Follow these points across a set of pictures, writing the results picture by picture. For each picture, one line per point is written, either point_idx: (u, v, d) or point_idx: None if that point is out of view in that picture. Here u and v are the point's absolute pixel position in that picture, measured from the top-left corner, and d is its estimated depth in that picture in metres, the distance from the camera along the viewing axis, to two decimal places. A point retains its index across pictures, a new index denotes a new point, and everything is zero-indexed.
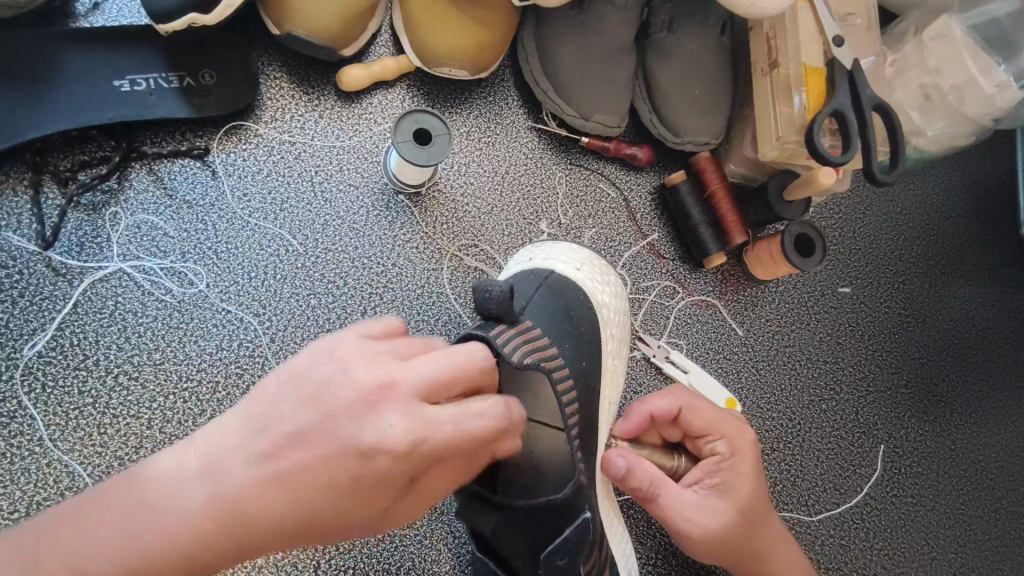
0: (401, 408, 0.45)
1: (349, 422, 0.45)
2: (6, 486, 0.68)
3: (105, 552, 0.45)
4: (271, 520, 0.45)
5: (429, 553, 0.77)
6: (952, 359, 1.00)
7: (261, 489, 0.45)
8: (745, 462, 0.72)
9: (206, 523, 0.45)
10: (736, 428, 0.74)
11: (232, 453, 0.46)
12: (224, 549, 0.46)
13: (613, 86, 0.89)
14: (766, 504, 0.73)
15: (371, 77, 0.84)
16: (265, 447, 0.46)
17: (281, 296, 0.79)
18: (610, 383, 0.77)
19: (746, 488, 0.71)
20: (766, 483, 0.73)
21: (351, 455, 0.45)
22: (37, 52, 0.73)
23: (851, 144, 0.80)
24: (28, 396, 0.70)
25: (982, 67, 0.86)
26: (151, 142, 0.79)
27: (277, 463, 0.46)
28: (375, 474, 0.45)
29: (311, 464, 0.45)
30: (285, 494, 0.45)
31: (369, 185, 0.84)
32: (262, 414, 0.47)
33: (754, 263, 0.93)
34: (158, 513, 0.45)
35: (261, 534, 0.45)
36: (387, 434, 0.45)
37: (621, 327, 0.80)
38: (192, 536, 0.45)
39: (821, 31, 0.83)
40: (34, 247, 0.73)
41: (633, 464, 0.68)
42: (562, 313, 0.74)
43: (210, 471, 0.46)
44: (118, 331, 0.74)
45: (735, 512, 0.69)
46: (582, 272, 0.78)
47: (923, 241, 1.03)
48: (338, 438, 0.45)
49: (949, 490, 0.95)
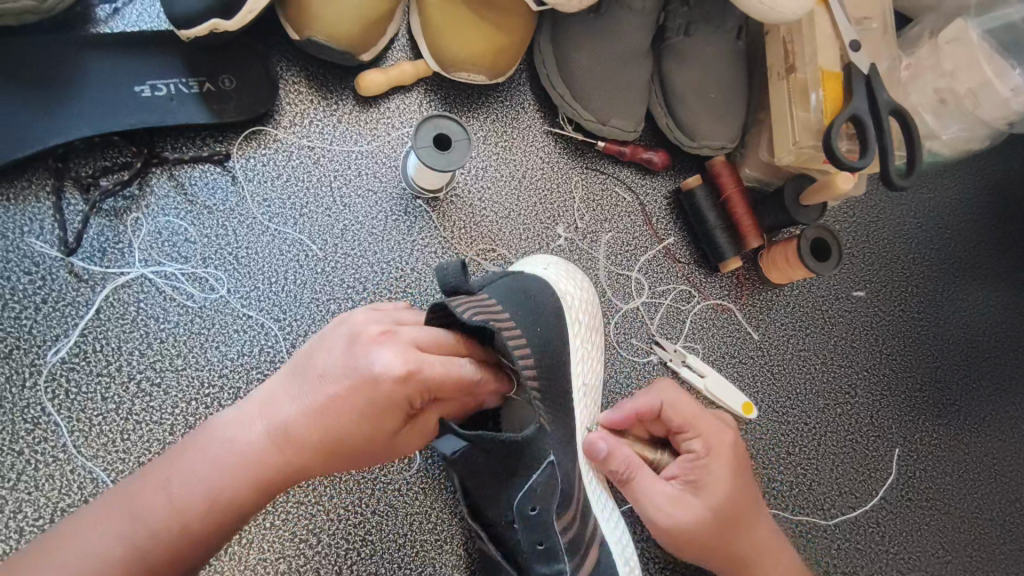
0: (400, 347, 0.60)
1: (361, 358, 0.59)
2: (30, 492, 0.68)
3: (193, 482, 0.53)
4: (319, 441, 0.57)
5: (450, 558, 0.77)
6: (966, 363, 1.01)
7: (308, 416, 0.57)
8: (720, 460, 0.69)
9: (272, 449, 0.55)
10: (713, 428, 0.71)
11: (280, 397, 0.58)
12: (287, 469, 0.56)
13: (629, 90, 0.89)
14: (745, 504, 0.70)
15: (389, 82, 0.84)
16: (305, 389, 0.58)
17: (301, 301, 0.79)
18: (590, 373, 0.74)
19: (721, 487, 0.68)
20: (744, 483, 0.71)
21: (366, 382, 0.58)
22: (59, 58, 0.73)
23: (868, 149, 0.80)
24: (52, 403, 0.70)
25: (998, 71, 0.85)
26: (172, 147, 0.79)
27: (316, 396, 0.57)
28: (388, 395, 0.58)
29: (339, 392, 0.57)
30: (326, 418, 0.57)
31: (387, 190, 0.84)
32: (299, 368, 0.60)
33: (769, 266, 0.93)
34: (230, 449, 0.55)
35: (313, 453, 0.57)
36: (389, 362, 0.58)
37: (593, 316, 0.76)
38: (261, 461, 0.55)
39: (838, 35, 0.83)
40: (56, 253, 0.74)
41: (617, 451, 0.66)
42: (523, 296, 0.69)
43: (265, 413, 0.57)
44: (140, 336, 0.74)
45: (709, 509, 0.67)
46: (544, 268, 0.75)
47: (937, 245, 1.04)
48: (354, 370, 0.58)
49: (963, 493, 0.96)
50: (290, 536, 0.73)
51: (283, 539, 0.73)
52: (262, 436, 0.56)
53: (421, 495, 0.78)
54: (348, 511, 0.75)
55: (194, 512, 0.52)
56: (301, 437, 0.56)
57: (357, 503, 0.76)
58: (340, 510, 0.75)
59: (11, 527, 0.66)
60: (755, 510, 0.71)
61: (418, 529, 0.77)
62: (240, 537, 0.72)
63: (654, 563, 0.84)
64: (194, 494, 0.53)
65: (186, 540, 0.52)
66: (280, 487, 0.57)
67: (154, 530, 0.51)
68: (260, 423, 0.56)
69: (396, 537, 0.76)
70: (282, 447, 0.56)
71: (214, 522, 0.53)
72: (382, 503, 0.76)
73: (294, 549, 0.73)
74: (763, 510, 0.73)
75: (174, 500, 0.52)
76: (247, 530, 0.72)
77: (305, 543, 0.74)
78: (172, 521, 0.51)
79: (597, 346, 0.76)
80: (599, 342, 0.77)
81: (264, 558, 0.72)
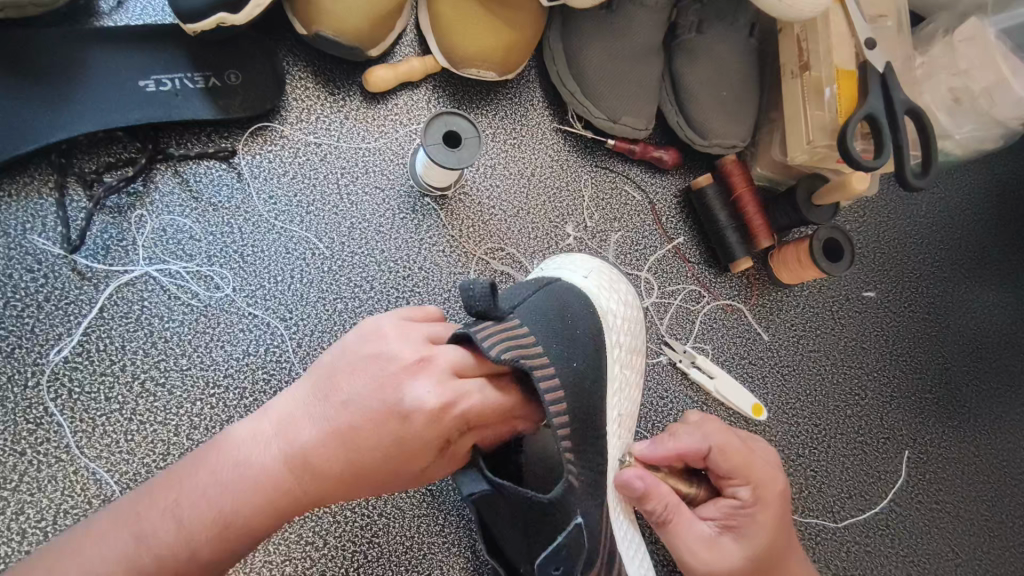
0: (435, 379, 0.58)
1: (394, 389, 0.57)
2: (33, 493, 0.67)
3: (205, 506, 0.52)
4: (339, 471, 0.56)
5: (458, 560, 0.76)
6: (976, 365, 1.00)
7: (330, 445, 0.55)
8: (766, 511, 0.66)
9: (289, 477, 0.54)
10: (763, 475, 0.67)
11: (300, 419, 0.56)
12: (303, 495, 0.55)
13: (641, 87, 0.88)
14: (786, 551, 0.67)
15: (398, 78, 0.83)
16: (327, 414, 0.56)
17: (307, 300, 0.78)
18: (628, 394, 0.74)
19: (765, 535, 0.65)
20: (787, 529, 0.68)
21: (397, 415, 0.57)
22: (62, 52, 0.72)
23: (884, 148, 0.79)
24: (55, 403, 0.69)
25: (1013, 70, 0.85)
26: (177, 143, 0.78)
27: (341, 424, 0.56)
28: (420, 430, 0.57)
29: (367, 423, 0.56)
30: (350, 449, 0.56)
31: (395, 188, 0.83)
32: (324, 389, 0.58)
33: (780, 266, 0.92)
34: (245, 472, 0.54)
35: (333, 483, 0.56)
36: (426, 397, 0.57)
37: (633, 336, 0.76)
38: (276, 488, 0.54)
39: (854, 33, 0.82)
40: (59, 251, 0.72)
41: (654, 490, 0.64)
42: (559, 318, 0.68)
43: (285, 436, 0.55)
44: (145, 335, 0.73)
45: (750, 558, 0.64)
46: (584, 281, 0.74)
47: (948, 245, 1.02)
48: (386, 401, 0.57)
49: (973, 495, 0.95)
50: (296, 538, 0.72)
51: (289, 541, 0.72)
52: (279, 462, 0.54)
53: (428, 497, 0.77)
54: (354, 512, 0.74)
55: (202, 537, 0.52)
56: (319, 464, 0.55)
57: (363, 505, 0.75)
58: (346, 512, 0.74)
59: (13, 529, 0.65)
60: (796, 554, 0.68)
61: (426, 532, 0.76)
62: None
63: (663, 565, 0.83)
64: (204, 519, 0.52)
65: (192, 562, 0.52)
66: (293, 512, 0.56)
67: (160, 553, 0.51)
68: (277, 446, 0.55)
69: (403, 539, 0.75)
70: (300, 475, 0.54)
71: (222, 545, 0.53)
72: (389, 505, 0.75)
73: (299, 552, 0.72)
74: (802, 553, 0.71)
75: (184, 524, 0.51)
76: None
77: (312, 545, 0.73)
78: (180, 545, 0.51)
79: (636, 368, 0.76)
80: (638, 363, 0.77)
81: (269, 560, 0.71)
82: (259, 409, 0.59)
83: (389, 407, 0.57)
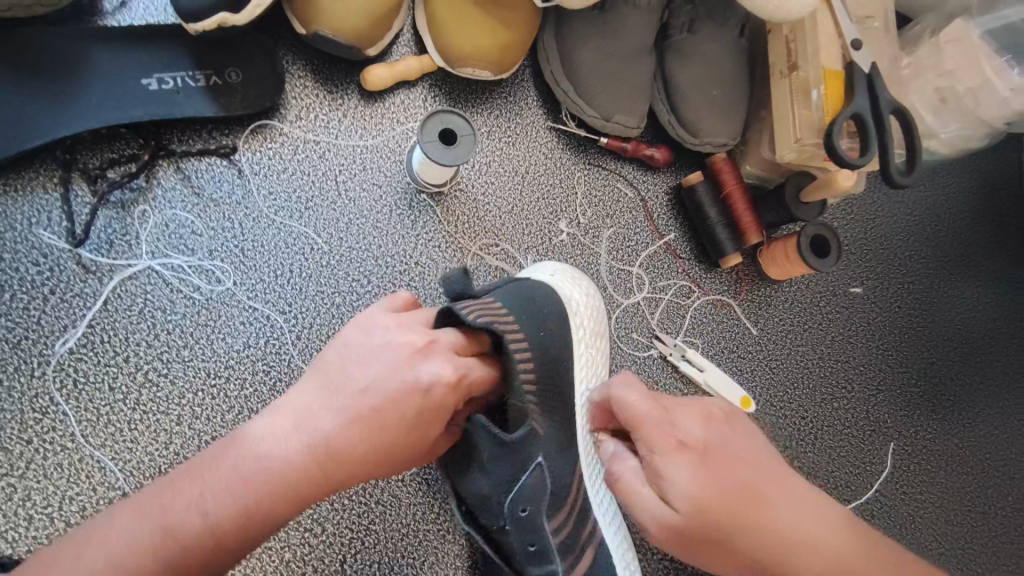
0: (443, 357, 0.62)
1: (407, 369, 0.61)
2: (39, 481, 0.68)
3: (231, 496, 0.53)
4: (360, 453, 0.58)
5: (452, 547, 0.78)
6: (961, 359, 1.02)
7: (350, 429, 0.57)
8: (669, 460, 0.58)
9: (312, 463, 0.56)
10: (659, 425, 0.60)
11: (316, 409, 0.58)
12: (327, 480, 0.57)
13: (633, 87, 0.89)
14: (721, 507, 0.56)
15: (395, 76, 0.84)
16: (344, 401, 0.59)
17: (307, 294, 0.79)
18: (597, 378, 0.75)
19: (688, 490, 0.57)
20: (729, 481, 0.57)
21: (414, 393, 0.60)
22: (66, 50, 0.73)
23: (869, 146, 0.81)
24: (60, 393, 0.71)
25: (997, 70, 0.87)
26: (179, 140, 0.80)
27: (359, 408, 0.58)
28: (434, 404, 0.61)
29: (384, 404, 0.59)
30: (371, 431, 0.58)
31: (391, 185, 0.85)
32: (336, 379, 0.60)
33: (768, 262, 0.94)
34: (268, 463, 0.55)
35: (355, 465, 0.58)
36: (440, 370, 0.61)
37: (599, 321, 0.77)
38: (300, 475, 0.55)
39: (840, 34, 0.84)
40: (64, 245, 0.74)
41: (598, 455, 0.64)
42: (525, 300, 0.70)
43: (304, 425, 0.57)
44: (148, 327, 0.75)
45: (683, 518, 0.56)
46: (550, 275, 0.77)
47: (933, 241, 1.05)
48: (402, 381, 0.60)
49: (956, 487, 0.97)
50: (295, 526, 0.74)
51: (288, 528, 0.74)
52: (300, 449, 0.56)
53: (424, 486, 0.79)
54: (352, 500, 0.76)
55: (230, 526, 0.53)
56: (342, 450, 0.57)
57: (362, 493, 0.77)
58: (344, 500, 0.76)
59: (20, 514, 0.67)
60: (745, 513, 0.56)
61: (421, 519, 0.78)
62: None
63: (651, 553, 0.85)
64: (233, 510, 0.53)
65: (220, 552, 0.53)
66: (316, 498, 0.57)
67: (189, 543, 0.51)
68: (298, 436, 0.56)
69: (398, 527, 0.77)
70: (322, 460, 0.56)
71: (249, 532, 0.54)
72: (386, 493, 0.77)
73: (298, 538, 0.74)
74: (797, 513, 0.58)
75: (211, 516, 0.52)
76: None
77: (310, 533, 0.75)
78: (208, 537, 0.52)
79: (602, 347, 0.77)
80: (606, 348, 0.78)
81: (269, 546, 0.73)
82: (271, 405, 0.60)
83: (404, 386, 0.60)
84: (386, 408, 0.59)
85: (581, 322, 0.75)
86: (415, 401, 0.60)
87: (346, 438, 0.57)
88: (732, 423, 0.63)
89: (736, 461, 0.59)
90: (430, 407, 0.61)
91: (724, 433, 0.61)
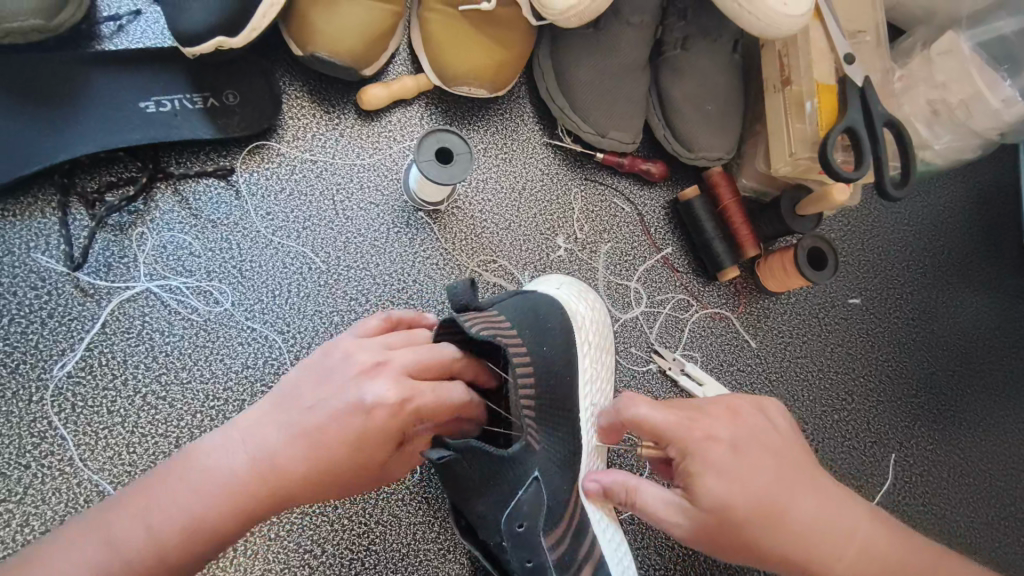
0: (392, 377, 0.60)
1: (353, 390, 0.59)
2: (37, 506, 0.68)
3: (171, 510, 0.54)
4: (302, 471, 0.57)
5: (454, 567, 0.78)
6: (960, 368, 1.02)
7: (292, 447, 0.57)
8: (705, 457, 0.61)
9: (252, 478, 0.56)
10: (686, 430, 0.63)
11: (264, 426, 0.58)
12: (271, 496, 0.56)
13: (628, 103, 0.90)
14: (761, 495, 0.60)
15: (391, 97, 0.85)
16: (291, 419, 0.58)
17: (306, 313, 0.80)
18: (604, 392, 0.76)
19: (719, 486, 0.60)
20: (759, 479, 0.60)
21: (354, 413, 0.58)
22: (64, 75, 0.74)
23: (863, 161, 0.81)
24: (59, 418, 0.71)
25: (989, 83, 0.87)
26: (177, 162, 0.80)
27: (302, 427, 0.58)
28: (377, 428, 0.58)
29: (328, 422, 0.58)
30: (312, 449, 0.57)
31: (389, 203, 0.85)
32: (288, 396, 0.60)
33: (767, 276, 0.94)
34: (212, 478, 0.56)
35: (298, 483, 0.57)
36: (384, 392, 0.58)
37: (603, 336, 0.78)
38: (241, 490, 0.56)
39: (834, 49, 0.84)
40: (62, 269, 0.74)
41: (606, 483, 0.67)
42: (531, 315, 0.70)
43: (248, 442, 0.58)
44: (146, 349, 0.75)
45: (711, 518, 0.60)
46: (557, 288, 0.77)
47: (930, 251, 1.05)
48: (346, 402, 0.58)
49: (959, 498, 0.96)
50: (296, 548, 0.74)
51: (288, 550, 0.74)
52: (243, 465, 0.56)
53: (425, 505, 0.78)
54: (352, 521, 0.76)
55: (171, 540, 0.53)
56: (285, 469, 0.56)
57: (361, 514, 0.76)
58: (344, 521, 0.76)
59: (18, 540, 0.67)
60: (784, 497, 0.60)
61: (422, 539, 0.77)
62: (245, 547, 0.72)
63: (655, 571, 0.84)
64: (175, 523, 0.54)
65: (160, 568, 0.53)
66: (264, 516, 0.57)
67: (131, 558, 0.52)
68: (244, 453, 0.57)
69: (399, 547, 0.77)
70: (264, 478, 0.56)
71: (193, 547, 0.54)
72: (385, 513, 0.77)
73: (298, 560, 0.74)
74: (817, 501, 0.61)
75: (153, 529, 0.53)
76: (252, 542, 0.73)
77: (310, 555, 0.74)
78: (150, 550, 0.53)
79: (607, 362, 0.78)
80: (611, 362, 0.79)
81: (268, 569, 0.73)
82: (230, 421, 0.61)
83: (348, 406, 0.58)
84: (328, 429, 0.57)
85: (586, 336, 0.75)
86: (357, 422, 0.58)
87: (289, 457, 0.57)
88: (759, 416, 0.65)
89: (766, 454, 0.62)
90: (372, 428, 0.58)
91: (750, 425, 0.64)
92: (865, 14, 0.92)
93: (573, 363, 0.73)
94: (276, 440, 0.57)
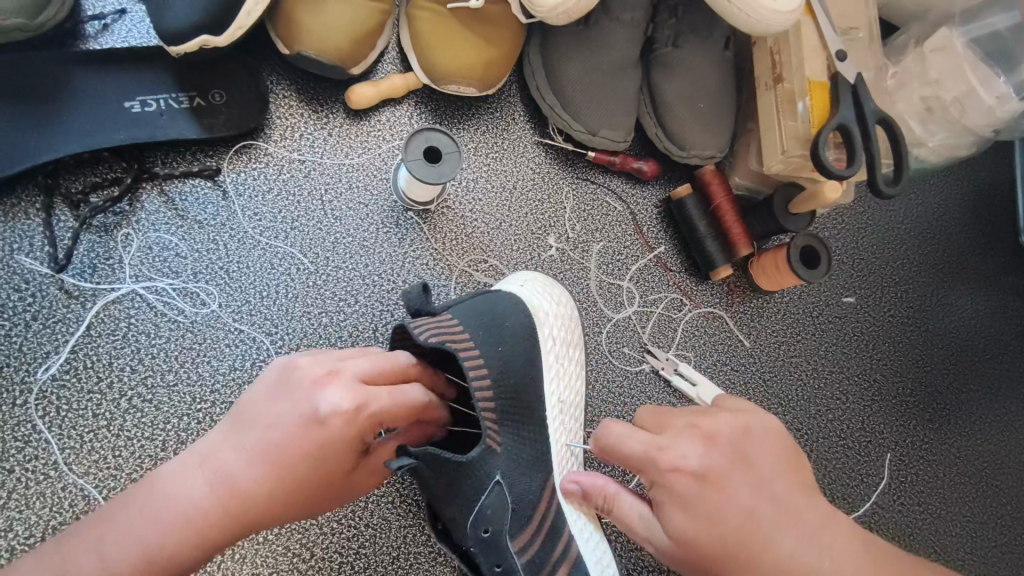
0: (346, 387, 0.58)
1: (307, 402, 0.57)
2: (21, 511, 0.68)
3: (129, 542, 0.52)
4: (265, 490, 0.55)
5: (444, 568, 0.77)
6: (955, 366, 1.01)
7: (252, 469, 0.55)
8: (670, 488, 0.60)
9: (214, 503, 0.54)
10: (653, 461, 0.61)
11: (220, 448, 0.57)
12: (236, 519, 0.55)
13: (618, 101, 0.89)
14: (732, 531, 0.57)
15: (380, 95, 0.84)
16: (247, 439, 0.56)
17: (294, 315, 0.79)
18: (570, 387, 0.76)
19: (682, 520, 0.59)
20: (729, 513, 0.58)
21: (310, 425, 0.56)
22: (46, 74, 0.73)
23: (855, 157, 0.81)
24: (43, 421, 0.70)
25: (983, 80, 0.86)
26: (163, 162, 0.79)
27: (260, 446, 0.56)
28: (335, 439, 0.57)
29: (285, 439, 0.56)
30: (274, 467, 0.56)
31: (378, 203, 0.85)
32: (242, 415, 0.58)
33: (759, 274, 0.94)
34: (172, 506, 0.54)
35: (262, 503, 0.55)
36: (339, 401, 0.57)
37: (571, 331, 0.78)
38: (204, 516, 0.54)
39: (826, 45, 0.84)
40: (46, 270, 0.74)
41: (586, 486, 0.67)
42: (489, 316, 0.70)
43: (206, 467, 0.56)
44: (131, 352, 0.74)
45: (682, 552, 0.59)
46: (520, 287, 0.77)
47: (925, 249, 1.04)
48: (300, 415, 0.57)
49: (954, 497, 0.96)
50: (284, 551, 0.73)
51: (277, 554, 0.73)
52: (203, 491, 0.55)
53: (415, 507, 0.77)
54: (342, 524, 0.75)
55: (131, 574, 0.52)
56: (247, 490, 0.55)
57: (351, 516, 0.76)
58: (333, 524, 0.75)
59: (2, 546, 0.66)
60: (762, 533, 0.57)
61: (411, 542, 0.77)
62: (234, 553, 0.72)
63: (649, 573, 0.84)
64: (133, 557, 0.52)
65: None
66: (231, 540, 0.56)
67: None
68: (203, 476, 0.55)
69: (390, 550, 0.76)
70: (226, 501, 0.55)
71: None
72: (375, 515, 0.76)
73: (287, 564, 0.73)
74: (800, 536, 0.57)
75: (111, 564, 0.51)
76: (241, 547, 0.72)
77: (299, 558, 0.74)
78: None
79: (574, 356, 0.78)
80: (579, 356, 0.79)
81: (257, 573, 0.72)
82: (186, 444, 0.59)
83: (302, 420, 0.56)
84: (285, 446, 0.56)
85: (552, 330, 0.75)
86: (313, 435, 0.56)
87: (249, 477, 0.55)
88: (742, 440, 0.61)
89: (744, 482, 0.59)
90: (329, 440, 0.57)
91: (726, 454, 0.60)
92: (858, 10, 0.92)
93: (537, 361, 0.73)
94: (234, 462, 0.56)
